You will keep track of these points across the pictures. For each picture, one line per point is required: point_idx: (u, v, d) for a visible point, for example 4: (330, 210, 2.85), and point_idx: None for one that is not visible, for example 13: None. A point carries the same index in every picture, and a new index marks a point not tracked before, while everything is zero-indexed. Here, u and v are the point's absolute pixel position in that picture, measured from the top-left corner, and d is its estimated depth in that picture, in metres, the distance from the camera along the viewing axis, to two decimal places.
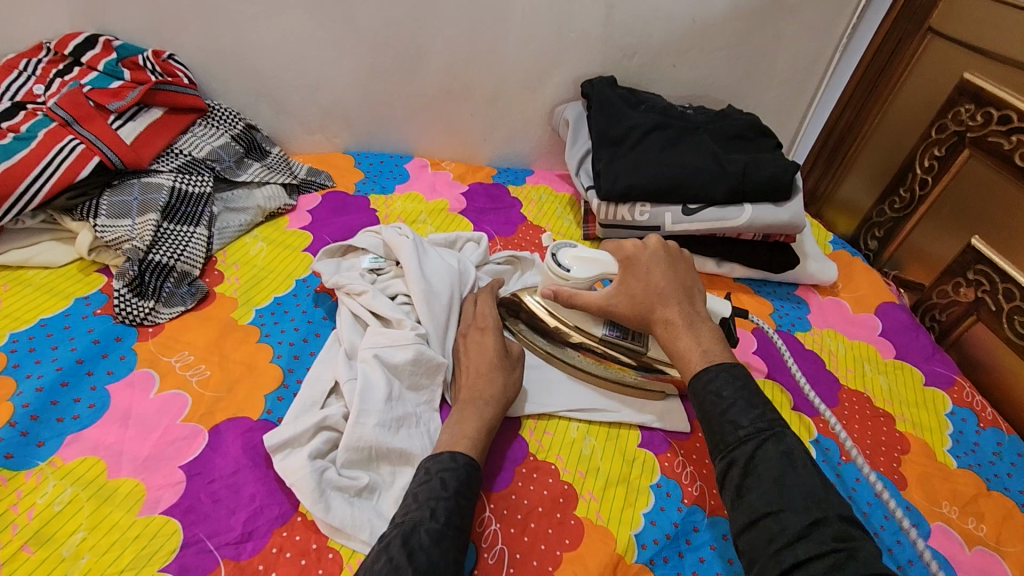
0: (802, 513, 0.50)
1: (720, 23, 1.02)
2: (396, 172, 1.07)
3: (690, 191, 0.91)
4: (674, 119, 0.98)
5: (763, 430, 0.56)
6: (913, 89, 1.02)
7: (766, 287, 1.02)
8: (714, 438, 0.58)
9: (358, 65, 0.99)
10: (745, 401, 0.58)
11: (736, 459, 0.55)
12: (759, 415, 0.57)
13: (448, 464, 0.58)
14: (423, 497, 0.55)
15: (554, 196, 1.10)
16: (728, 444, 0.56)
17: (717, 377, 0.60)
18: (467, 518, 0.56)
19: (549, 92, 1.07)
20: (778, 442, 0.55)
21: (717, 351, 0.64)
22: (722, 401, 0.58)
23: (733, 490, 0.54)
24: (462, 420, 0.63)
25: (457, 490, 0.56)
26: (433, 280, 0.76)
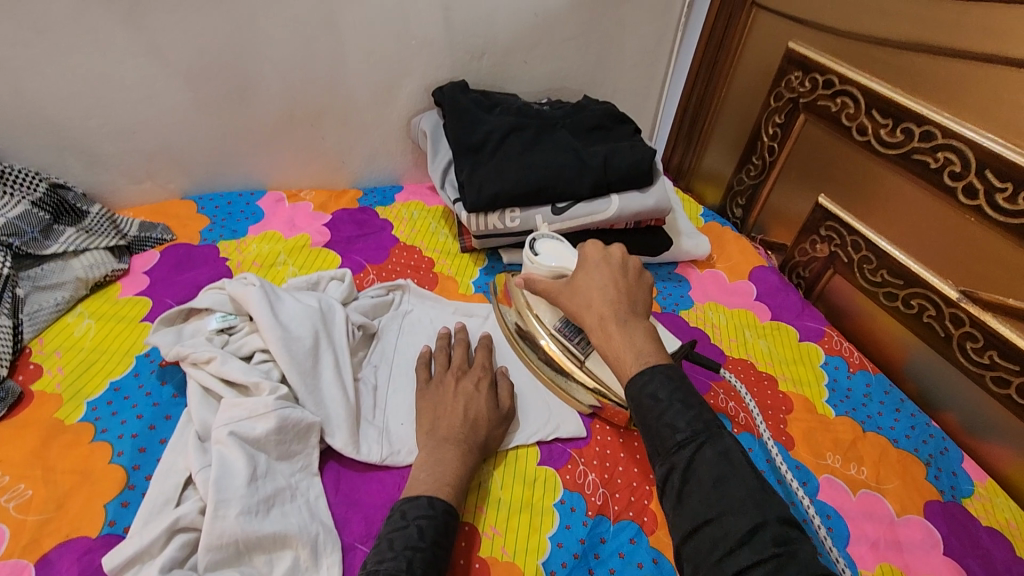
0: (745, 515, 0.45)
1: (563, 16, 1.01)
2: (248, 212, 0.97)
3: (556, 190, 0.89)
4: (531, 118, 0.96)
5: (700, 432, 0.50)
6: (749, 60, 1.06)
7: (647, 271, 1.03)
8: (652, 443, 0.52)
9: (179, 100, 0.88)
10: (682, 401, 0.52)
11: (676, 463, 0.49)
12: (695, 416, 0.51)
13: (426, 510, 0.57)
14: (400, 545, 0.53)
15: (426, 212, 1.05)
16: (668, 448, 0.51)
17: (652, 380, 0.54)
18: (443, 571, 0.54)
19: (402, 103, 1.01)
20: (716, 444, 0.50)
21: (652, 350, 0.58)
22: (658, 404, 0.53)
23: (674, 496, 0.49)
24: (441, 465, 0.62)
25: (432, 542, 0.55)
26: (295, 328, 0.69)
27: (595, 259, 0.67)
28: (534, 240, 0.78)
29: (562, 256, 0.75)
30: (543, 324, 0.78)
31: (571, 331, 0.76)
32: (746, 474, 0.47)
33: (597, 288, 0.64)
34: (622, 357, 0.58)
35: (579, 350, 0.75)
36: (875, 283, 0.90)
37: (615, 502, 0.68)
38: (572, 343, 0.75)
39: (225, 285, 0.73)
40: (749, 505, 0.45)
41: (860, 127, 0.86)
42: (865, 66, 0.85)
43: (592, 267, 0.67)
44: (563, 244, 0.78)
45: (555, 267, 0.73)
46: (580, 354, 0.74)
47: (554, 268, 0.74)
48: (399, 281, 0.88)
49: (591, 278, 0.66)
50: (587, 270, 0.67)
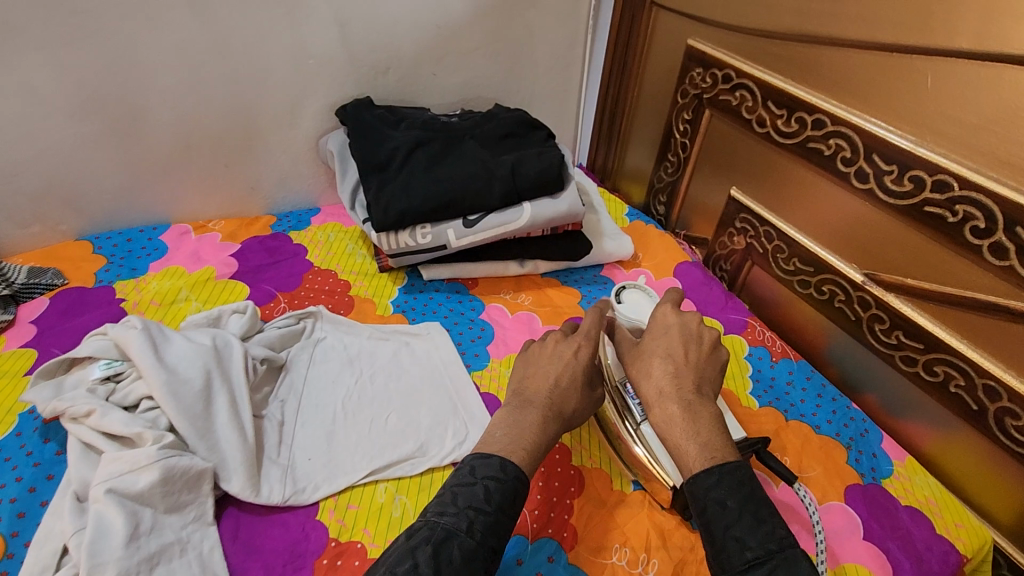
0: None
1: (465, 26, 1.00)
2: (150, 247, 0.93)
3: (466, 203, 0.88)
4: (437, 131, 0.94)
5: (773, 553, 0.49)
6: (654, 59, 1.06)
7: (573, 276, 1.02)
8: (715, 553, 0.51)
9: (62, 137, 0.84)
10: (754, 515, 0.51)
11: None
12: (768, 534, 0.50)
13: (498, 472, 0.55)
14: (463, 504, 0.53)
15: (343, 232, 1.02)
16: (734, 565, 0.49)
17: (719, 483, 0.53)
18: (502, 540, 0.53)
19: (308, 124, 0.99)
20: (790, 568, 0.48)
21: (720, 444, 0.56)
22: (726, 511, 0.51)
23: None
24: (513, 427, 0.60)
25: (499, 506, 0.53)
26: (184, 371, 0.66)
27: (666, 324, 0.67)
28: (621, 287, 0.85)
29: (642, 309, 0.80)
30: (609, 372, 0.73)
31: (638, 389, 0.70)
32: None
33: (660, 353, 0.64)
34: (684, 446, 0.57)
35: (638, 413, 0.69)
36: (789, 272, 0.90)
37: (534, 520, 0.67)
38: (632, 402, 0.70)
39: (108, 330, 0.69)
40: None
41: (759, 119, 0.87)
42: (758, 59, 0.86)
43: (661, 333, 0.66)
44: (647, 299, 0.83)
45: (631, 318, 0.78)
46: (637, 416, 0.69)
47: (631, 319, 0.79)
48: (310, 309, 0.85)
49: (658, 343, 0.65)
50: (658, 335, 0.66)
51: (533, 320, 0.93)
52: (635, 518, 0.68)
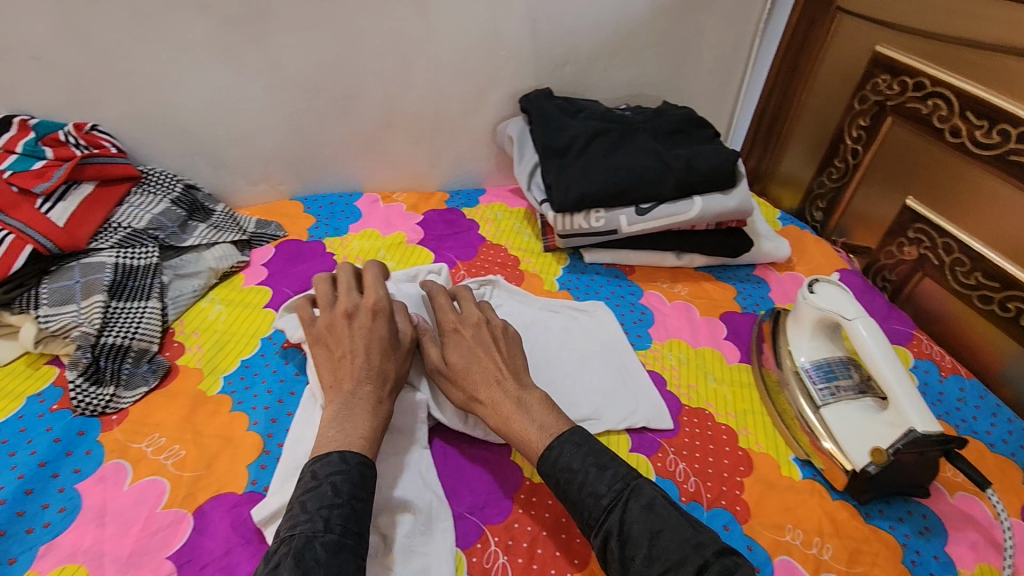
0: (687, 565, 0.49)
1: (642, 24, 1.05)
2: (348, 211, 1.05)
3: (641, 192, 0.93)
4: (614, 123, 1.00)
5: (621, 492, 0.55)
6: (831, 64, 1.07)
7: (726, 272, 1.05)
8: (579, 515, 0.56)
9: (292, 111, 0.97)
10: (596, 465, 0.57)
11: (609, 531, 0.53)
12: (613, 476, 0.56)
13: (338, 467, 0.55)
14: (312, 506, 0.51)
15: (509, 213, 1.10)
16: (596, 517, 0.54)
17: (562, 452, 0.58)
18: (365, 520, 0.53)
19: (488, 111, 1.07)
20: (639, 497, 0.54)
21: (553, 421, 0.62)
22: (575, 475, 0.56)
23: (618, 564, 0.52)
24: (352, 414, 0.60)
25: (350, 495, 0.53)
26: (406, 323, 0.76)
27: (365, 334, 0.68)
28: (811, 281, 0.82)
29: (840, 302, 0.77)
30: (791, 356, 0.82)
31: (819, 376, 0.78)
32: (678, 522, 0.52)
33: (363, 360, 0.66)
34: (525, 431, 0.62)
35: (818, 396, 0.77)
36: (968, 286, 0.88)
37: (708, 490, 0.70)
38: (812, 385, 0.78)
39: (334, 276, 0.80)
40: (686, 553, 0.50)
41: (952, 129, 0.86)
42: (958, 68, 0.85)
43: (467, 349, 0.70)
44: (847, 293, 0.78)
45: (824, 309, 0.77)
46: (817, 398, 0.76)
47: (823, 309, 0.77)
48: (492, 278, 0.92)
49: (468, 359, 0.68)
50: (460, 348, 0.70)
51: (690, 310, 0.96)
52: (806, 503, 0.71)
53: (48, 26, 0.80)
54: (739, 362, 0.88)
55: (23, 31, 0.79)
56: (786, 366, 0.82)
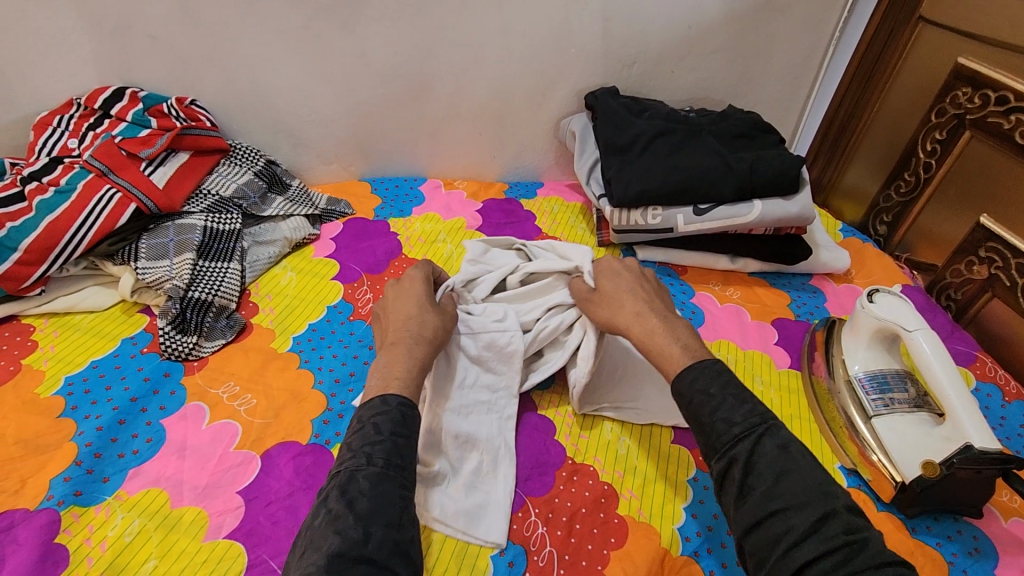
0: (807, 507, 0.49)
1: (714, 28, 1.05)
2: (412, 195, 1.10)
3: (702, 192, 0.94)
4: (678, 124, 1.01)
5: (757, 425, 0.54)
6: (909, 76, 1.05)
7: (781, 279, 1.04)
8: (705, 439, 0.56)
9: (369, 97, 1.03)
10: (735, 397, 0.57)
11: (736, 457, 0.53)
12: (750, 410, 0.55)
13: (381, 409, 0.57)
14: (357, 446, 0.53)
15: (566, 206, 1.13)
16: (725, 443, 0.54)
17: (701, 377, 0.59)
18: (408, 457, 0.54)
19: (554, 106, 1.10)
20: (774, 435, 0.54)
21: (697, 345, 0.64)
22: (710, 399, 0.57)
23: (736, 491, 0.52)
24: (392, 362, 0.63)
25: (393, 432, 0.55)
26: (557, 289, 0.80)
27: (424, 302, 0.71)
28: (871, 291, 0.80)
29: (902, 312, 0.76)
30: (845, 366, 0.81)
31: (872, 386, 0.77)
32: (806, 465, 0.52)
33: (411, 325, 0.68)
34: (668, 348, 0.64)
35: (871, 406, 0.76)
36: None
37: None
38: (865, 395, 0.77)
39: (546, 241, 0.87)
40: (812, 496, 0.49)
41: None
42: None
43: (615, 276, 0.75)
44: (908, 304, 0.77)
45: (885, 319, 0.76)
46: (870, 408, 0.75)
47: (883, 319, 0.76)
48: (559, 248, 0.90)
49: (618, 285, 0.73)
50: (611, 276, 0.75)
51: (741, 313, 0.96)
52: None
53: (164, 8, 0.88)
54: (788, 368, 0.87)
55: (143, 12, 0.88)
56: (838, 376, 0.81)
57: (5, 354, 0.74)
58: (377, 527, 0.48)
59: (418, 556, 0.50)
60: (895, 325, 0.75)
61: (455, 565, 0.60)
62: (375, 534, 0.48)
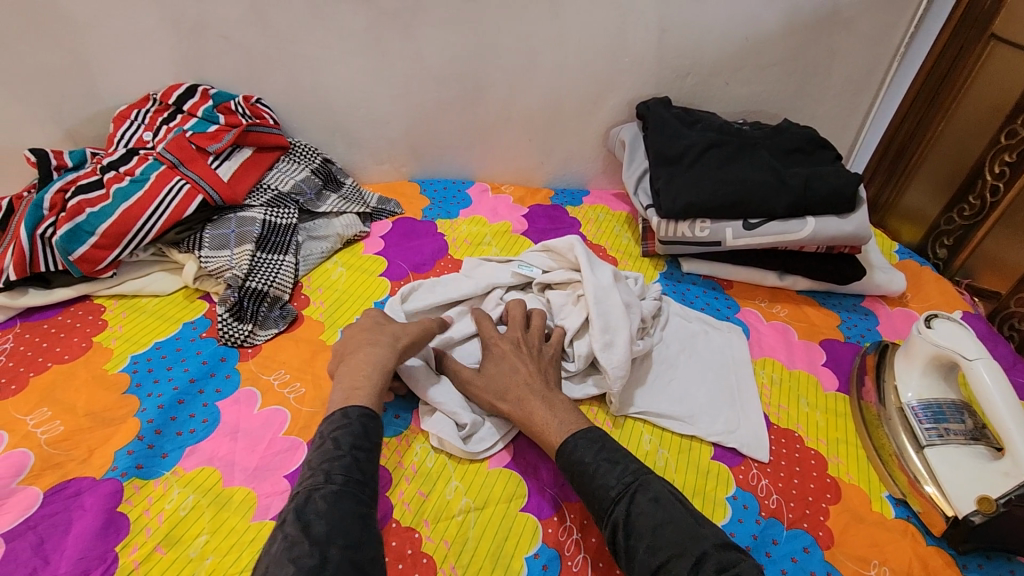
0: (685, 557, 0.51)
1: (773, 40, 1.04)
2: (459, 197, 1.12)
3: (752, 207, 0.92)
4: (731, 136, 1.00)
5: (631, 484, 0.57)
6: (974, 101, 1.05)
7: (830, 299, 1.01)
8: (591, 506, 0.58)
9: (423, 100, 1.06)
10: (608, 460, 0.60)
11: (617, 521, 0.55)
12: (623, 470, 0.58)
13: (340, 422, 0.60)
14: (317, 463, 0.55)
15: (611, 215, 1.13)
16: (607, 509, 0.57)
17: (577, 446, 0.61)
18: (368, 472, 0.57)
19: (604, 115, 1.10)
20: (647, 490, 0.57)
21: (573, 418, 0.66)
22: (586, 467, 0.60)
23: (626, 555, 0.54)
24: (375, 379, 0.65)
25: (352, 447, 0.57)
26: (607, 280, 0.80)
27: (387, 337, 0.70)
28: (927, 317, 0.78)
29: (964, 339, 0.73)
30: (896, 392, 0.78)
31: (926, 415, 0.75)
32: (678, 514, 0.55)
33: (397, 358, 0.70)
34: (547, 427, 0.65)
35: (923, 435, 0.73)
36: None
37: (790, 510, 0.69)
38: (918, 423, 0.74)
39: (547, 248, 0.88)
40: (686, 544, 0.52)
41: None
42: None
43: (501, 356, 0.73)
44: (969, 332, 0.74)
45: (942, 347, 0.74)
46: (922, 437, 0.73)
47: (941, 347, 0.74)
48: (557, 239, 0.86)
49: (500, 367, 0.72)
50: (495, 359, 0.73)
51: (788, 332, 0.94)
52: (895, 543, 0.67)
53: (237, 10, 0.92)
54: (836, 391, 0.85)
55: (218, 13, 0.93)
56: (890, 402, 0.78)
57: (78, 330, 0.79)
58: (335, 547, 0.49)
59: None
60: (953, 355, 0.72)
61: (489, 565, 0.61)
62: (331, 557, 0.48)
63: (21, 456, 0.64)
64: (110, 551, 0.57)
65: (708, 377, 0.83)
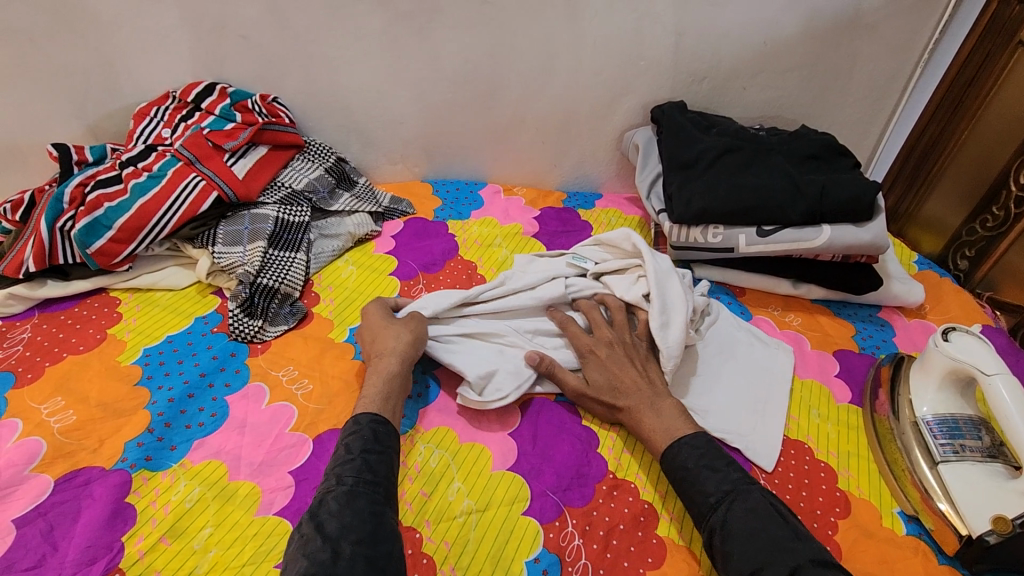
0: (781, 565, 0.53)
1: (792, 45, 1.02)
2: (471, 198, 1.12)
3: (767, 213, 0.91)
4: (747, 141, 0.98)
5: (727, 493, 0.60)
6: (1000, 108, 1.02)
7: (846, 309, 0.99)
8: (690, 508, 0.62)
9: (438, 101, 1.06)
10: (709, 467, 0.62)
11: (714, 526, 0.58)
12: (723, 478, 0.61)
13: (353, 429, 0.62)
14: (331, 469, 0.58)
15: (623, 219, 1.12)
16: (704, 513, 0.60)
17: (681, 451, 0.64)
18: (382, 471, 0.58)
19: (618, 118, 1.10)
20: (744, 500, 0.59)
21: (681, 424, 0.68)
22: (688, 472, 0.63)
23: (720, 557, 0.57)
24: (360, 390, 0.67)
25: (363, 450, 0.59)
26: (666, 266, 0.82)
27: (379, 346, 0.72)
28: (944, 331, 0.76)
29: (984, 353, 0.71)
30: (910, 406, 0.77)
31: (941, 430, 0.73)
32: (773, 524, 0.56)
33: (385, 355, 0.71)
34: (655, 430, 0.68)
35: (938, 451, 0.71)
36: None
37: None
38: (933, 438, 0.73)
39: (600, 241, 0.90)
40: (780, 554, 0.54)
41: None
42: None
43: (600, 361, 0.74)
44: (988, 346, 0.72)
45: (959, 361, 0.72)
46: (936, 453, 0.71)
47: (958, 361, 0.72)
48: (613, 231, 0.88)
49: (604, 373, 0.73)
50: (596, 363, 0.74)
51: (800, 341, 0.92)
52: (905, 560, 0.66)
53: (257, 9, 0.94)
54: (848, 403, 0.83)
55: (237, 13, 0.94)
56: (904, 416, 0.77)
57: (94, 322, 0.80)
58: (346, 543, 0.50)
59: (396, 571, 0.51)
60: (970, 369, 0.71)
61: (489, 567, 0.60)
62: (344, 552, 0.50)
63: (34, 444, 0.65)
64: (116, 541, 0.58)
65: (725, 377, 0.83)
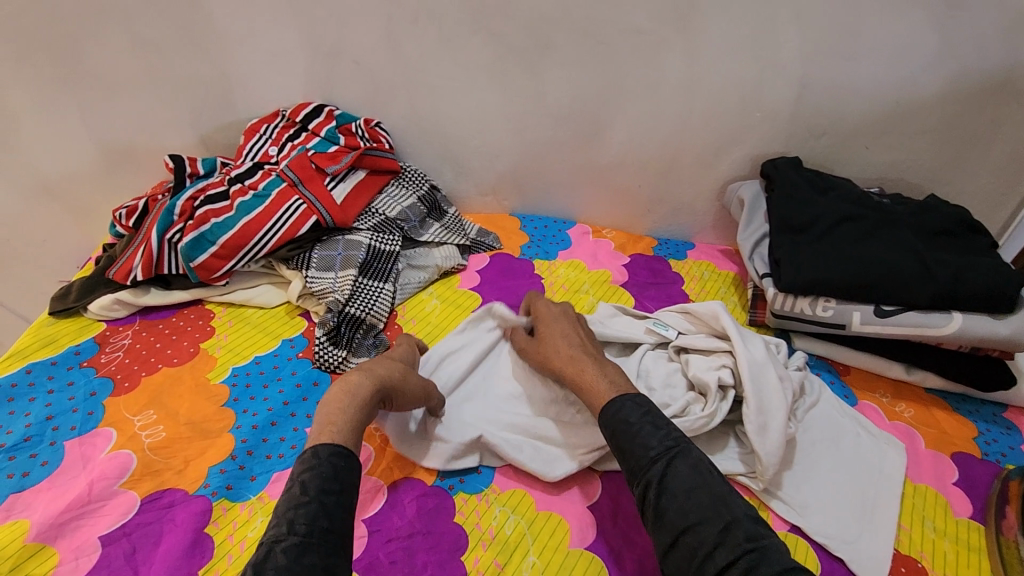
0: (714, 522, 0.53)
1: (929, 106, 0.93)
2: (559, 238, 1.08)
3: (887, 292, 0.83)
4: (870, 210, 0.90)
5: (671, 448, 0.59)
6: None
7: (967, 404, 0.88)
8: (625, 460, 0.60)
9: (537, 136, 1.03)
10: (652, 424, 0.61)
11: (650, 480, 0.57)
12: (666, 435, 0.60)
13: (309, 465, 0.55)
14: (281, 511, 0.51)
15: (717, 274, 1.06)
16: (642, 466, 0.58)
17: (624, 406, 0.64)
18: (336, 517, 0.52)
19: (724, 168, 1.04)
20: (686, 456, 0.58)
21: (623, 381, 0.69)
22: (631, 427, 0.61)
23: (652, 513, 0.56)
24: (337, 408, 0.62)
25: (319, 491, 0.52)
26: (762, 354, 0.76)
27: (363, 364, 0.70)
28: None
29: None
30: None
31: None
32: (713, 484, 0.56)
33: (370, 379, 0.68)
34: (595, 381, 0.69)
35: None
36: None
37: None
38: None
39: (684, 310, 0.85)
40: (717, 511, 0.53)
41: None
42: None
43: (551, 320, 0.79)
44: None
45: None
46: None
47: None
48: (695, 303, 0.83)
49: (551, 329, 0.78)
50: (547, 322, 0.79)
51: (913, 437, 0.83)
52: None
53: (373, 37, 0.94)
54: (970, 518, 0.73)
55: (353, 38, 0.95)
56: None
57: (189, 335, 0.82)
58: None
59: None
60: None
61: None
62: None
63: (125, 458, 0.66)
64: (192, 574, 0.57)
65: (824, 470, 0.76)
